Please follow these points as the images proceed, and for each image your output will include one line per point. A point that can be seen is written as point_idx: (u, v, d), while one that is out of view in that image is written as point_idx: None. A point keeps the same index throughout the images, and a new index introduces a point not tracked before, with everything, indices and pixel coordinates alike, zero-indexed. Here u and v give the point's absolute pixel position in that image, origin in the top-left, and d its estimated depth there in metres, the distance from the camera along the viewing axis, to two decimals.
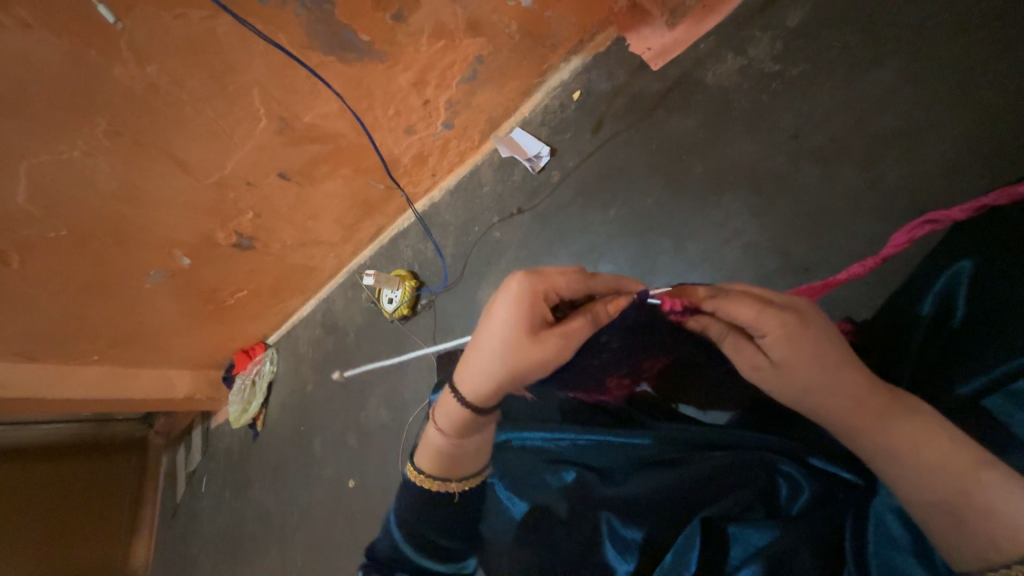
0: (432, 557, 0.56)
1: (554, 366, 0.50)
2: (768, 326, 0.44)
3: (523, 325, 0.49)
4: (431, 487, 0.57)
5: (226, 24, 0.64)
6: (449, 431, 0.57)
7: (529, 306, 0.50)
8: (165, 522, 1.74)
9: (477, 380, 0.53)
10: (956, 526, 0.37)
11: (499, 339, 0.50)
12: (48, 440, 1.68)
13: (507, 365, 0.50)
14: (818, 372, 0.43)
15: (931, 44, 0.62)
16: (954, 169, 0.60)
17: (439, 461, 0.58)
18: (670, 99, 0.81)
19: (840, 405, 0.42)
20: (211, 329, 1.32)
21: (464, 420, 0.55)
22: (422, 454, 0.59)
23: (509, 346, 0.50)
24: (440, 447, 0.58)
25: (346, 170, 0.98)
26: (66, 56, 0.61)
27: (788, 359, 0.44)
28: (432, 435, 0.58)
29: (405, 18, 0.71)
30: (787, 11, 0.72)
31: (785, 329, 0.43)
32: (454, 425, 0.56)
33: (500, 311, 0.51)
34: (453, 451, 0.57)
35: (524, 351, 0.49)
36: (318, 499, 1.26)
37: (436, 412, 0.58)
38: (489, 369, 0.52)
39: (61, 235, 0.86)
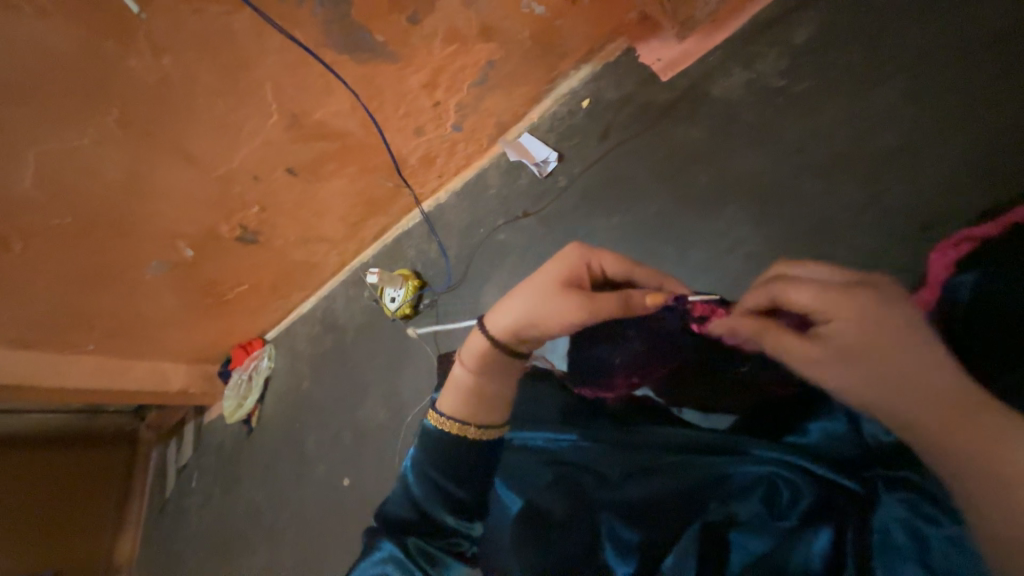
0: (443, 506, 0.55)
1: (570, 326, 0.52)
2: (836, 312, 0.40)
3: (562, 279, 0.54)
4: (453, 429, 0.57)
5: (244, 19, 0.65)
6: (475, 367, 0.59)
7: (573, 264, 0.55)
8: (152, 518, 1.72)
9: (503, 313, 0.56)
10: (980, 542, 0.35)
11: (537, 285, 0.55)
12: (38, 429, 1.66)
13: (532, 311, 0.54)
14: (889, 364, 0.38)
15: (933, 66, 0.64)
16: (954, 187, 0.61)
17: (460, 403, 0.58)
18: (677, 109, 0.82)
19: (905, 401, 0.37)
20: (209, 322, 1.31)
21: (490, 359, 0.58)
22: (445, 395, 0.60)
23: (541, 293, 0.54)
24: (464, 386, 0.59)
25: (354, 169, 0.98)
26: (83, 46, 0.62)
27: (857, 347, 0.39)
28: (458, 372, 0.60)
29: (420, 21, 0.73)
30: (794, 28, 0.73)
31: (859, 313, 0.39)
32: (481, 361, 0.58)
33: (549, 262, 0.56)
34: (474, 390, 0.58)
35: (551, 300, 0.53)
36: (311, 497, 1.25)
37: (464, 351, 0.60)
38: (517, 307, 0.55)
39: (65, 223, 0.86)
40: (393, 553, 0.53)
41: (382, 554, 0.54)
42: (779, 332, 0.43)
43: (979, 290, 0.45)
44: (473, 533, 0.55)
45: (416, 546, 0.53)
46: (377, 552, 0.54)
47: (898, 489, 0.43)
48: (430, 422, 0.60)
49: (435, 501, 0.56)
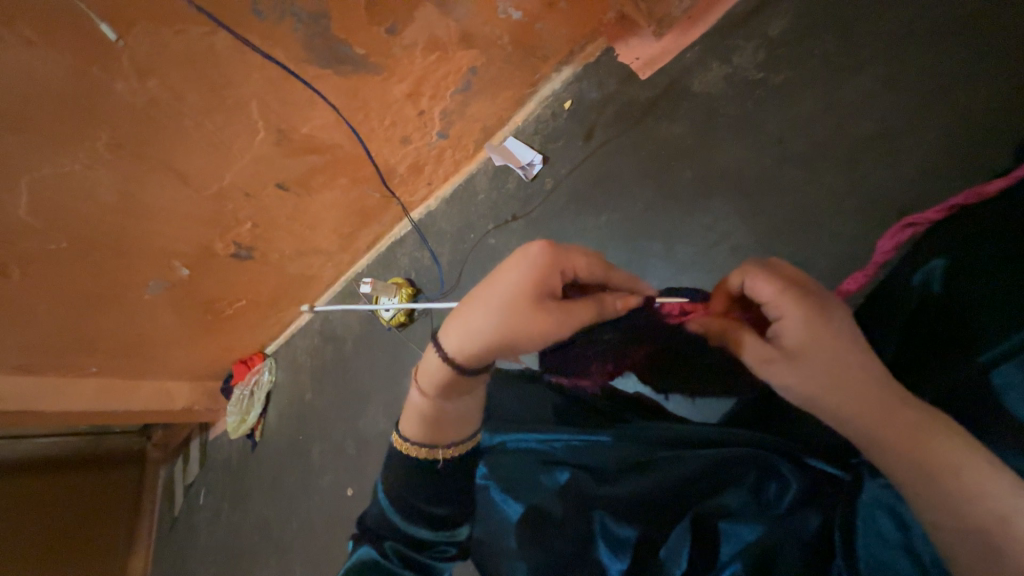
0: (422, 522, 0.55)
1: (547, 343, 0.51)
2: (788, 311, 0.44)
3: (534, 289, 0.49)
4: (419, 454, 0.57)
5: (225, 39, 0.66)
6: (431, 392, 0.56)
7: (541, 276, 0.50)
8: (163, 536, 1.73)
9: (469, 336, 0.51)
10: (955, 529, 0.36)
11: (506, 298, 0.50)
12: (47, 453, 1.67)
13: (502, 327, 0.50)
14: (827, 361, 0.42)
15: (908, 51, 0.64)
16: (933, 172, 0.62)
17: (426, 427, 0.57)
18: (659, 106, 0.83)
19: (832, 392, 0.42)
20: (209, 339, 1.32)
21: (452, 384, 0.55)
22: (406, 418, 0.58)
23: (509, 306, 0.49)
24: (424, 410, 0.57)
25: (344, 180, 0.99)
26: (69, 73, 0.63)
27: (803, 344, 0.43)
28: (415, 396, 0.57)
29: (399, 31, 0.73)
30: (770, 20, 0.74)
31: (804, 313, 0.44)
32: (439, 386, 0.55)
33: (516, 269, 0.50)
34: (437, 413, 0.56)
35: (524, 321, 0.49)
36: (317, 508, 1.26)
37: (419, 372, 0.57)
38: (486, 327, 0.50)
39: (62, 247, 0.87)
40: (372, 558, 0.53)
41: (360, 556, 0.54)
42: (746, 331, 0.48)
43: (959, 274, 0.45)
44: (459, 537, 0.56)
45: (394, 551, 0.54)
46: (357, 554, 0.55)
47: (881, 475, 0.43)
48: (396, 443, 0.59)
49: (419, 517, 0.55)
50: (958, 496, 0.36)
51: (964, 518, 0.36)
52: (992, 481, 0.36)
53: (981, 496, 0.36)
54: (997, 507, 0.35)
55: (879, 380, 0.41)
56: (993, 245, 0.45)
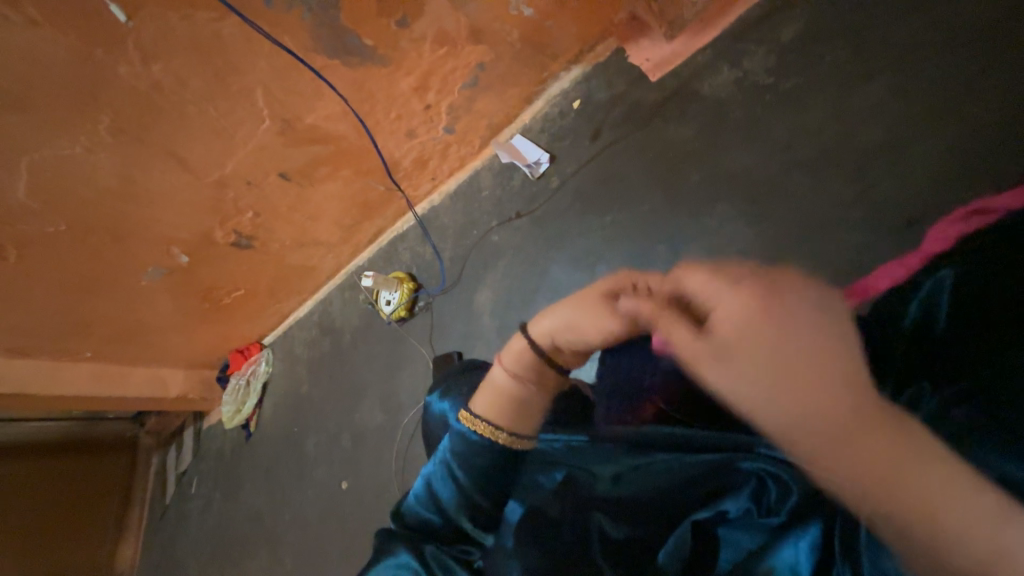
0: (464, 513, 0.58)
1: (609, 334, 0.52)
2: (725, 307, 0.34)
3: (608, 291, 0.52)
4: (484, 432, 0.59)
5: (232, 25, 0.65)
6: (515, 371, 0.60)
7: (621, 278, 0.52)
8: (153, 525, 1.72)
9: (548, 319, 0.58)
10: None
11: (584, 296, 0.54)
12: (39, 437, 1.68)
13: (574, 314, 0.55)
14: (777, 386, 0.31)
15: (920, 60, 0.64)
16: (940, 182, 0.61)
17: (499, 408, 0.60)
18: (668, 108, 0.83)
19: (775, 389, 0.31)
20: (205, 328, 1.31)
21: (539, 367, 0.60)
22: (482, 393, 0.62)
23: (585, 300, 0.54)
24: (502, 389, 0.61)
25: (347, 172, 0.98)
26: (72, 54, 0.62)
27: (737, 340, 0.33)
28: (498, 375, 0.62)
29: (409, 24, 0.73)
30: (781, 27, 0.74)
31: (748, 311, 0.33)
32: (523, 366, 0.60)
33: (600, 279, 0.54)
34: (512, 394, 0.60)
35: (595, 307, 0.52)
36: (310, 500, 1.26)
37: (504, 354, 0.62)
38: (567, 311, 0.56)
39: (60, 230, 0.86)
40: (410, 561, 0.55)
41: (399, 562, 0.55)
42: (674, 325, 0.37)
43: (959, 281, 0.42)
44: (483, 543, 0.56)
45: (433, 554, 0.55)
46: (394, 558, 0.56)
47: None
48: (464, 425, 0.60)
49: (465, 510, 0.58)
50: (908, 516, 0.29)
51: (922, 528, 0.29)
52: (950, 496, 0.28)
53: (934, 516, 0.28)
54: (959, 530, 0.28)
55: (831, 376, 0.30)
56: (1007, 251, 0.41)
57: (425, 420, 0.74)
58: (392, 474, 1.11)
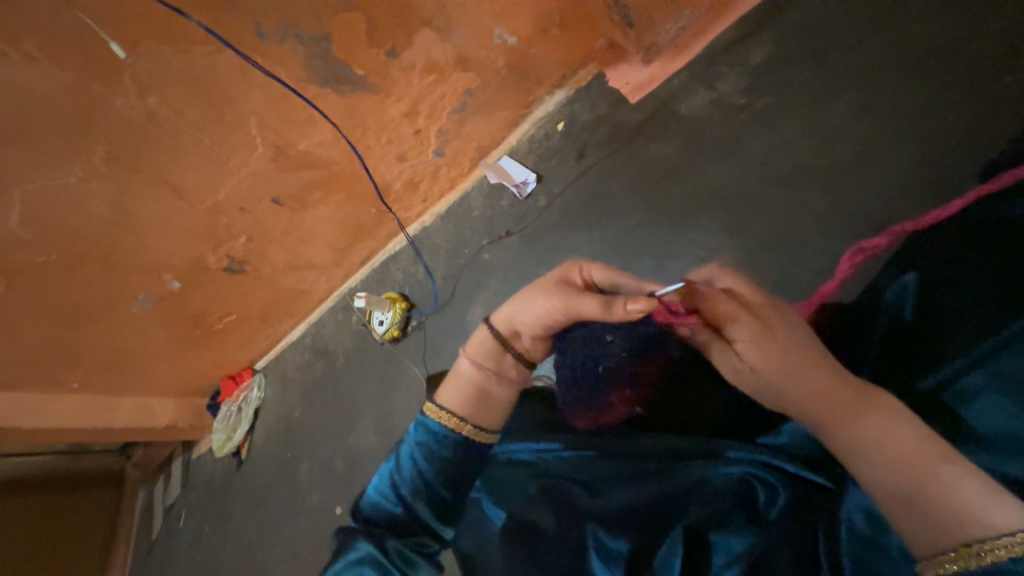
0: (426, 505, 0.59)
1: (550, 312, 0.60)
2: (741, 332, 0.48)
3: (558, 280, 0.61)
4: (451, 423, 0.62)
5: (227, 58, 0.68)
6: (476, 359, 0.66)
7: (571, 268, 0.62)
8: (139, 562, 1.66)
9: (508, 309, 0.65)
10: (917, 515, 0.39)
11: (538, 285, 0.62)
12: (20, 472, 1.62)
13: (526, 300, 0.62)
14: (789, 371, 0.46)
15: (880, 80, 0.68)
16: (907, 193, 0.64)
17: (463, 399, 0.64)
18: (648, 128, 0.86)
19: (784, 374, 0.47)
20: (196, 354, 1.30)
21: (500, 356, 0.65)
22: (448, 380, 0.67)
23: (536, 289, 0.62)
24: (469, 379, 0.65)
25: (339, 196, 1.00)
26: (70, 88, 0.64)
27: (764, 356, 0.47)
28: (465, 367, 0.66)
29: (398, 54, 0.76)
30: (751, 50, 0.78)
31: (752, 332, 0.48)
32: (488, 357, 0.65)
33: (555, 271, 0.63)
34: (477, 384, 0.64)
35: (546, 290, 0.61)
36: (303, 528, 1.23)
37: (470, 346, 0.67)
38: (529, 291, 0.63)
39: (51, 260, 0.87)
40: (371, 554, 0.54)
41: (360, 555, 0.55)
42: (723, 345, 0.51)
43: (917, 285, 0.49)
44: (444, 535, 0.60)
45: (395, 549, 0.55)
46: (355, 552, 0.55)
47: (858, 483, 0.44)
48: (431, 414, 0.64)
49: (428, 502, 0.59)
50: (921, 507, 0.39)
51: (967, 551, 0.36)
52: (992, 512, 0.37)
53: (974, 532, 0.37)
54: (996, 541, 0.36)
55: (833, 397, 0.45)
56: (967, 253, 0.48)
57: None
58: None
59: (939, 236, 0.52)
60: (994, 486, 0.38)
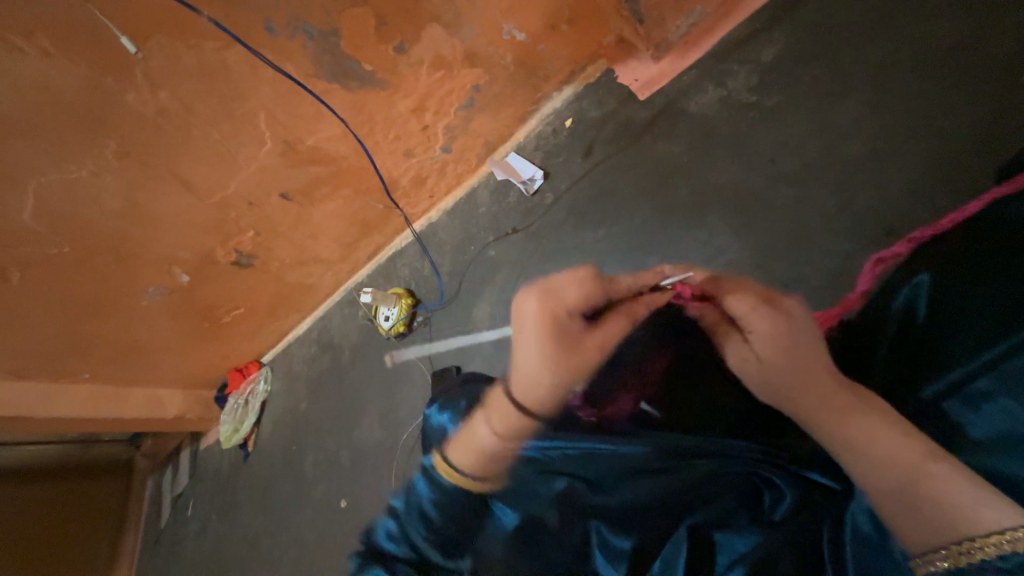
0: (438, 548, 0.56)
1: (589, 366, 0.55)
2: (756, 324, 0.51)
3: (564, 331, 0.55)
4: (467, 487, 0.55)
5: (238, 53, 0.68)
6: (504, 432, 0.55)
7: (558, 315, 0.55)
8: (147, 550, 1.69)
9: (538, 389, 0.54)
10: (904, 510, 0.40)
11: (551, 354, 0.54)
12: (32, 461, 1.65)
13: (562, 373, 0.54)
14: (799, 367, 0.48)
15: (893, 78, 0.67)
16: (917, 194, 0.64)
17: (483, 465, 0.55)
18: (656, 125, 0.86)
19: (793, 373, 0.48)
20: (205, 347, 1.32)
21: (528, 429, 0.54)
22: (466, 453, 0.56)
23: (559, 359, 0.54)
24: (490, 449, 0.55)
25: (346, 191, 1.01)
26: (83, 83, 0.65)
27: (777, 352, 0.49)
28: (484, 434, 0.55)
29: (406, 50, 0.76)
30: (762, 47, 0.77)
31: (769, 329, 0.50)
32: (515, 430, 0.54)
33: (539, 329, 0.54)
34: (501, 456, 0.55)
35: (575, 354, 0.54)
36: (308, 519, 1.25)
37: (493, 410, 0.56)
38: (541, 356, 0.54)
39: (64, 252, 0.88)
40: None
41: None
42: (728, 332, 0.55)
43: (931, 283, 0.48)
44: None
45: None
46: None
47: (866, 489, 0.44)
48: (445, 472, 0.56)
49: (439, 544, 0.56)
50: (913, 503, 0.40)
51: (959, 551, 0.37)
52: (983, 511, 0.37)
53: (966, 531, 0.37)
54: (987, 539, 0.36)
55: (832, 394, 0.46)
56: (984, 251, 0.47)
57: (425, 433, 0.74)
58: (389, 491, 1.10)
59: (948, 237, 0.51)
60: (981, 486, 0.38)
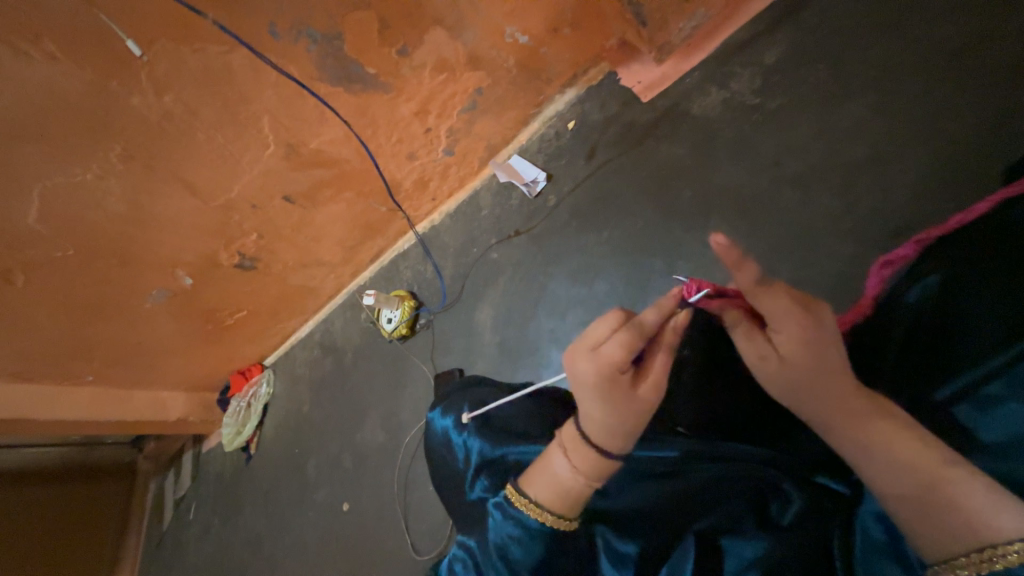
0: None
1: (652, 411, 0.48)
2: (787, 326, 0.46)
3: (622, 389, 0.47)
4: (559, 527, 0.49)
5: (242, 57, 0.69)
6: (586, 472, 0.48)
7: (611, 378, 0.47)
8: (149, 553, 1.69)
9: (620, 444, 0.48)
10: (922, 517, 0.40)
11: (614, 414, 0.47)
12: (34, 464, 1.66)
13: (635, 426, 0.47)
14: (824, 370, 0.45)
15: (897, 80, 0.67)
16: (922, 196, 0.64)
17: (573, 506, 0.49)
18: (659, 128, 0.86)
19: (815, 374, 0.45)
20: (208, 349, 1.32)
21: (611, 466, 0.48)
22: (551, 494, 0.49)
23: (629, 418, 0.47)
24: (577, 490, 0.49)
25: (349, 194, 1.01)
26: (88, 86, 0.65)
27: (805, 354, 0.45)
28: (568, 477, 0.49)
29: (409, 53, 0.76)
30: (764, 49, 0.77)
31: (801, 331, 0.45)
32: (601, 470, 0.48)
33: (593, 398, 0.47)
34: (590, 494, 0.49)
35: (645, 404, 0.48)
36: (311, 523, 1.24)
37: (570, 454, 0.49)
38: (599, 423, 0.48)
39: (68, 255, 0.88)
40: None
41: None
42: (753, 331, 0.49)
43: (940, 284, 0.48)
44: None
45: None
46: None
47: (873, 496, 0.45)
48: (530, 515, 0.49)
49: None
50: (929, 509, 0.39)
51: (980, 558, 0.36)
52: (1004, 518, 0.37)
53: (987, 539, 0.36)
54: (1009, 547, 0.35)
55: (842, 396, 0.45)
56: (995, 254, 0.46)
57: (427, 437, 0.74)
58: (393, 493, 1.10)
59: (953, 239, 0.51)
60: (1000, 491, 0.38)
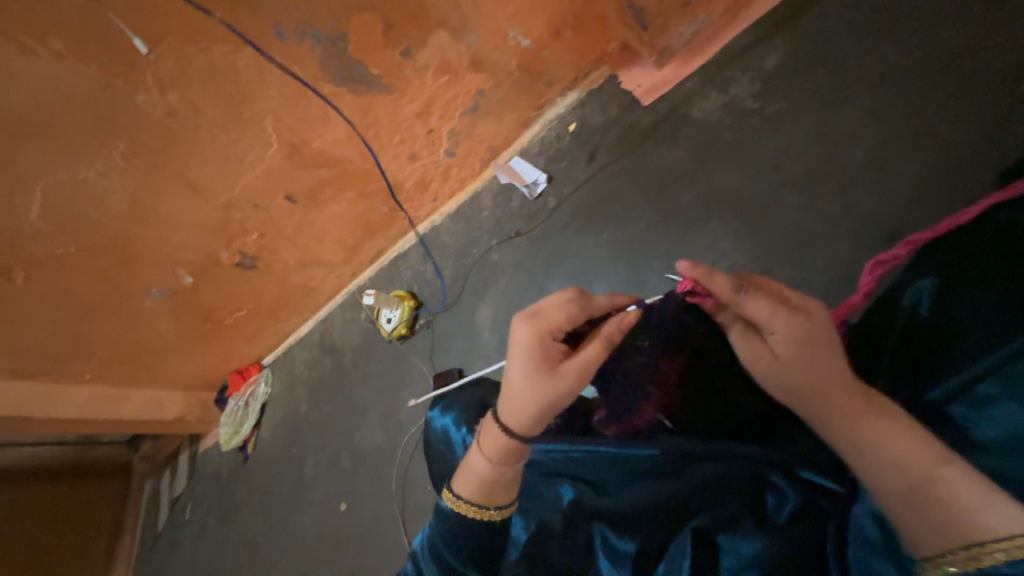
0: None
1: (560, 394, 0.51)
2: (778, 326, 0.46)
3: (540, 359, 0.52)
4: (469, 513, 0.56)
5: (247, 57, 0.69)
6: (494, 458, 0.55)
7: (540, 342, 0.52)
8: (144, 554, 1.68)
9: (518, 412, 0.53)
10: (913, 515, 0.41)
11: (525, 376, 0.52)
12: (30, 463, 1.65)
13: (538, 400, 0.52)
14: (820, 375, 0.45)
15: (894, 86, 0.68)
16: (919, 201, 0.65)
17: (481, 491, 0.56)
18: (659, 131, 0.87)
19: (809, 378, 0.46)
20: (206, 349, 1.32)
21: (513, 453, 0.55)
22: (470, 483, 0.57)
23: (534, 387, 0.51)
24: (485, 475, 0.56)
25: (350, 195, 1.01)
26: (93, 84, 0.66)
27: (796, 356, 0.46)
28: (477, 461, 0.56)
29: (413, 54, 0.77)
30: (764, 55, 0.78)
31: (795, 333, 0.45)
32: (502, 454, 0.54)
33: (518, 353, 0.52)
34: (495, 480, 0.56)
35: (553, 383, 0.51)
36: (307, 523, 1.24)
37: (481, 438, 0.57)
38: (511, 382, 0.53)
39: (69, 252, 0.88)
40: None
41: None
42: (747, 332, 0.50)
43: (933, 286, 0.49)
44: None
45: None
46: None
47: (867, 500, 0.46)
48: (450, 504, 0.58)
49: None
50: (919, 507, 0.40)
51: (962, 556, 0.38)
52: (990, 515, 0.38)
53: (971, 536, 0.38)
54: (994, 545, 0.37)
55: (844, 397, 0.44)
56: (985, 257, 0.47)
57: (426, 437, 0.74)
58: (390, 494, 1.10)
59: (952, 241, 0.51)
60: (991, 490, 0.39)
